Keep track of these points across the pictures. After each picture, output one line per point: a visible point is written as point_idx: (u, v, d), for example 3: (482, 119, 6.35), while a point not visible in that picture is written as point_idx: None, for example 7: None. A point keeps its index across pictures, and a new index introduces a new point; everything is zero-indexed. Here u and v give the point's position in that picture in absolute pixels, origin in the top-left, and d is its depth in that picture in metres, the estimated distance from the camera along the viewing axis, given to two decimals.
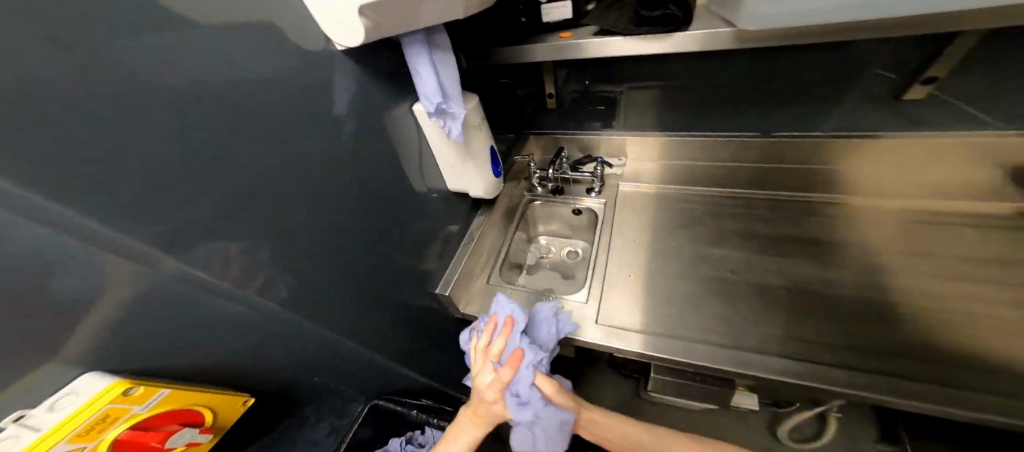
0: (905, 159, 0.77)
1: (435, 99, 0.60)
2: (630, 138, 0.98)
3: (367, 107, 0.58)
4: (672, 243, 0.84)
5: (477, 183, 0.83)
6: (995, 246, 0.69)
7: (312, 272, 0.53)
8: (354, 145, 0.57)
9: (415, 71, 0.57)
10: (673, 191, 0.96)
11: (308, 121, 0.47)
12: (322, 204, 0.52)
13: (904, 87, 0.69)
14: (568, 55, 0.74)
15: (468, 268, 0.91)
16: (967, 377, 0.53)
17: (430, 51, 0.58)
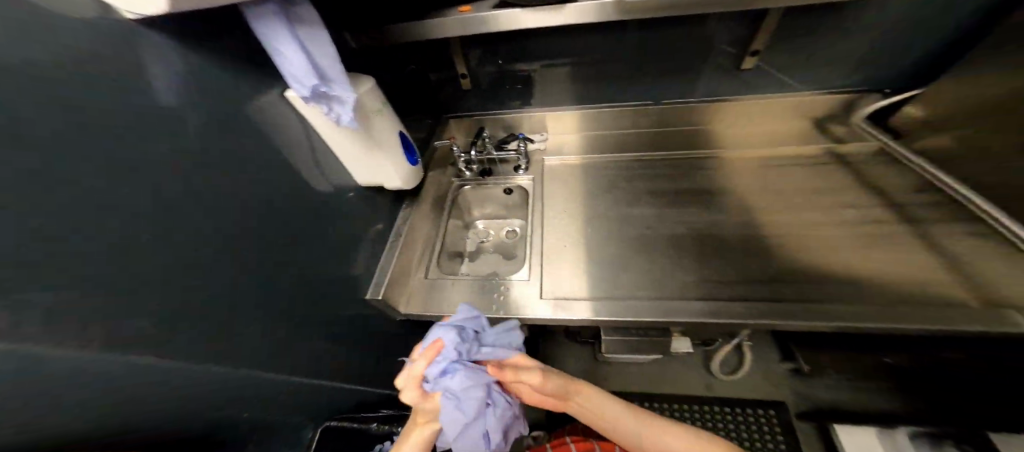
0: (756, 117, 0.99)
1: (311, 82, 0.41)
2: (547, 115, 1.08)
3: (214, 94, 0.43)
4: (595, 213, 0.93)
5: (393, 177, 0.62)
6: (827, 178, 0.90)
7: (194, 313, 0.41)
8: (212, 144, 0.43)
9: (274, 57, 0.39)
10: (599, 160, 1.07)
11: (126, 118, 0.34)
12: (186, 225, 0.40)
13: (739, 59, 0.89)
14: (468, 31, 0.68)
15: (403, 265, 0.86)
16: (821, 288, 0.70)
17: (291, 28, 0.40)
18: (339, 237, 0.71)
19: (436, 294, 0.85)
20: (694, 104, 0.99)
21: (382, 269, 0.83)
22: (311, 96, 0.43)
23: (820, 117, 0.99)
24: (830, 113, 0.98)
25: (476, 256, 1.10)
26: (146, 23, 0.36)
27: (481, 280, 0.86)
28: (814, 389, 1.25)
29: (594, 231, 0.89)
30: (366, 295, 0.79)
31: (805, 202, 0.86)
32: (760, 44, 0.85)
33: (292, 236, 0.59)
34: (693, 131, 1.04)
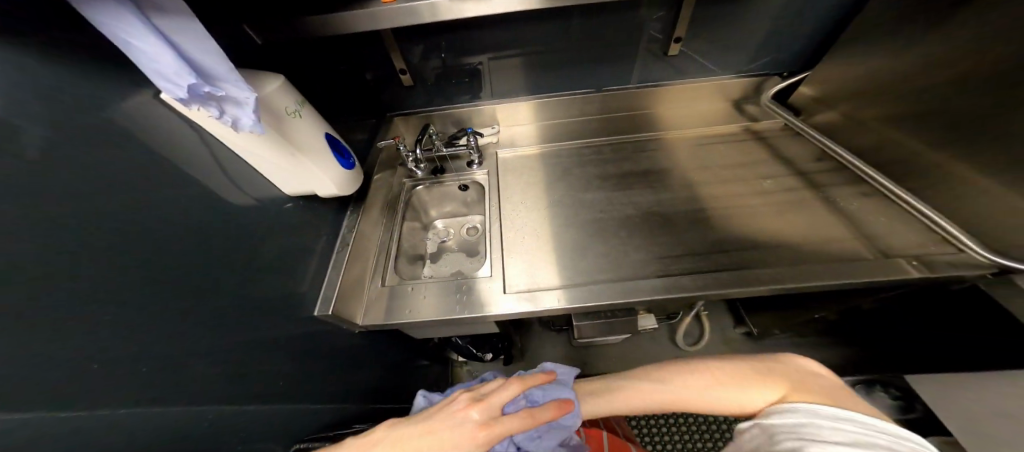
0: (688, 100, 1.05)
1: (189, 81, 0.37)
2: (497, 107, 1.07)
3: (66, 102, 0.37)
4: (551, 203, 0.93)
5: (324, 182, 0.58)
6: (754, 152, 0.96)
7: (93, 357, 0.36)
8: (85, 160, 0.38)
9: (131, 51, 0.34)
10: (554, 147, 1.07)
11: None
12: (68, 259, 0.35)
13: (666, 46, 0.92)
14: (394, 23, 0.65)
15: (353, 276, 0.82)
16: (759, 254, 0.74)
17: (146, 19, 0.35)
18: (277, 251, 0.66)
19: (396, 302, 0.83)
20: (635, 89, 1.02)
21: (330, 283, 0.78)
22: (194, 99, 0.38)
23: (736, 99, 1.06)
24: (744, 96, 1.06)
25: (438, 256, 1.07)
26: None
27: (446, 281, 0.84)
28: (770, 347, 1.35)
29: (549, 221, 0.89)
30: (315, 312, 0.74)
31: (740, 175, 0.91)
32: (681, 30, 0.88)
33: (219, 258, 0.54)
34: (641, 114, 1.08)
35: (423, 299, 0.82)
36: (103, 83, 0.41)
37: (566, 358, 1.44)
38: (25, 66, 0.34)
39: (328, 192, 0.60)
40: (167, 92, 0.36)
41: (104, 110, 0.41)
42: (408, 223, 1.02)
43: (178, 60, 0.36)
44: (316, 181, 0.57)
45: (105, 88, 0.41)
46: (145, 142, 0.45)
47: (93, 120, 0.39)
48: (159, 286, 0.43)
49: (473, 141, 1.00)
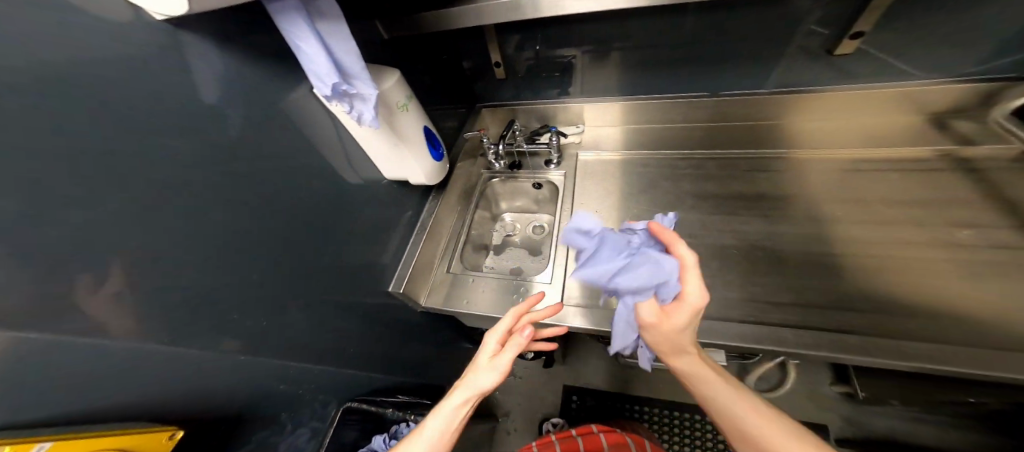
0: (850, 110, 0.87)
1: (332, 80, 0.40)
2: (588, 106, 1.02)
3: (245, 91, 0.46)
4: (630, 215, 0.87)
5: (416, 172, 0.61)
6: (915, 187, 0.78)
7: (211, 300, 0.44)
8: (244, 139, 0.46)
9: (295, 48, 0.38)
10: (639, 156, 0.99)
11: (157, 120, 0.36)
12: (211, 220, 0.42)
13: (836, 43, 0.77)
14: (495, 18, 0.67)
15: (425, 258, 0.87)
16: (887, 320, 0.61)
17: (311, 19, 0.38)
18: (367, 225, 0.72)
19: (457, 290, 0.85)
20: (767, 96, 0.88)
21: (405, 262, 0.84)
22: (333, 94, 0.41)
23: (943, 112, 0.83)
24: (961, 108, 0.82)
25: (502, 250, 1.08)
26: (173, 24, 0.37)
27: (503, 279, 0.85)
28: (868, 421, 1.13)
29: (626, 234, 0.84)
30: (388, 287, 0.80)
31: (870, 216, 0.76)
32: (865, 24, 0.71)
33: (317, 229, 0.61)
34: (761, 126, 0.93)
35: (481, 292, 0.84)
36: (264, 70, 0.48)
37: (613, 375, 1.38)
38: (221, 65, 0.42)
39: (418, 181, 0.63)
40: (316, 86, 0.40)
41: (260, 94, 0.48)
42: (480, 212, 1.04)
43: (328, 60, 0.39)
44: (408, 170, 0.60)
45: (264, 75, 0.48)
46: (284, 123, 0.52)
47: (251, 105, 0.46)
48: (259, 245, 0.50)
49: (555, 142, 0.98)
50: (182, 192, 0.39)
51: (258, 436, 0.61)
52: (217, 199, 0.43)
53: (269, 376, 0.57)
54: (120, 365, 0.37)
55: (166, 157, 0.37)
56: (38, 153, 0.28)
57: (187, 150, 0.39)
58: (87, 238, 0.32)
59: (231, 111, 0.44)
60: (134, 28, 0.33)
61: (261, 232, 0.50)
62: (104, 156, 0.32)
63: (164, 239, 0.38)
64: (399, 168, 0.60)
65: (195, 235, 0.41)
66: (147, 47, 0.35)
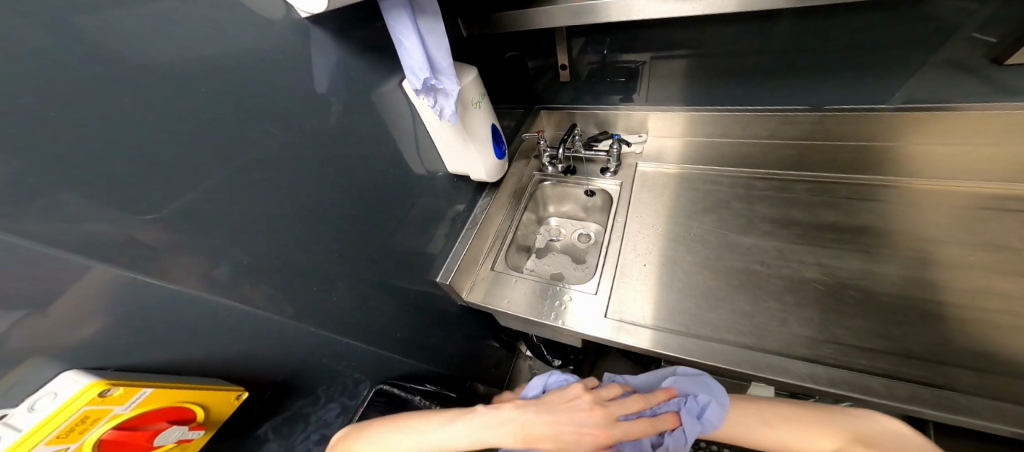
0: (984, 136, 0.72)
1: (424, 76, 0.41)
2: (652, 115, 0.99)
3: (342, 82, 0.50)
4: (688, 232, 0.83)
5: (478, 168, 0.61)
6: None
7: (281, 267, 0.48)
8: (330, 127, 0.50)
9: (397, 42, 0.40)
10: (708, 172, 0.95)
11: (265, 103, 0.41)
12: (291, 196, 0.47)
13: (1004, 52, 0.63)
14: (580, 20, 0.67)
15: (473, 253, 0.87)
16: (984, 380, 0.53)
17: (414, 16, 0.40)
18: (422, 216, 0.75)
19: (498, 289, 0.84)
20: (892, 112, 0.76)
21: (454, 255, 0.86)
22: (422, 89, 0.43)
23: None
24: None
25: (545, 253, 1.06)
26: (295, 17, 0.42)
27: (543, 282, 0.84)
28: None
29: (685, 253, 0.79)
30: (436, 277, 0.83)
31: (977, 260, 0.67)
32: None
33: (379, 215, 0.64)
34: (853, 147, 0.83)
35: (521, 294, 0.83)
36: (358, 64, 0.53)
37: None
38: (323, 55, 0.47)
39: (478, 176, 0.62)
40: (408, 78, 0.42)
41: (350, 84, 0.52)
42: (528, 214, 1.03)
43: (423, 56, 0.41)
44: (474, 166, 0.60)
45: (357, 67, 0.52)
46: (366, 113, 0.56)
47: (340, 92, 0.51)
48: (327, 223, 0.54)
49: (614, 151, 0.95)
50: (272, 165, 0.43)
51: (295, 404, 0.64)
52: (300, 178, 0.47)
53: (316, 347, 0.60)
54: (205, 314, 0.42)
55: (263, 133, 0.41)
56: (172, 117, 0.33)
57: (283, 129, 0.43)
58: (198, 197, 0.36)
59: (325, 98, 0.49)
60: (264, 20, 0.39)
61: (332, 210, 0.54)
62: (220, 125, 0.37)
63: (254, 205, 0.42)
64: (465, 162, 0.60)
65: (278, 205, 0.45)
66: (271, 37, 0.40)
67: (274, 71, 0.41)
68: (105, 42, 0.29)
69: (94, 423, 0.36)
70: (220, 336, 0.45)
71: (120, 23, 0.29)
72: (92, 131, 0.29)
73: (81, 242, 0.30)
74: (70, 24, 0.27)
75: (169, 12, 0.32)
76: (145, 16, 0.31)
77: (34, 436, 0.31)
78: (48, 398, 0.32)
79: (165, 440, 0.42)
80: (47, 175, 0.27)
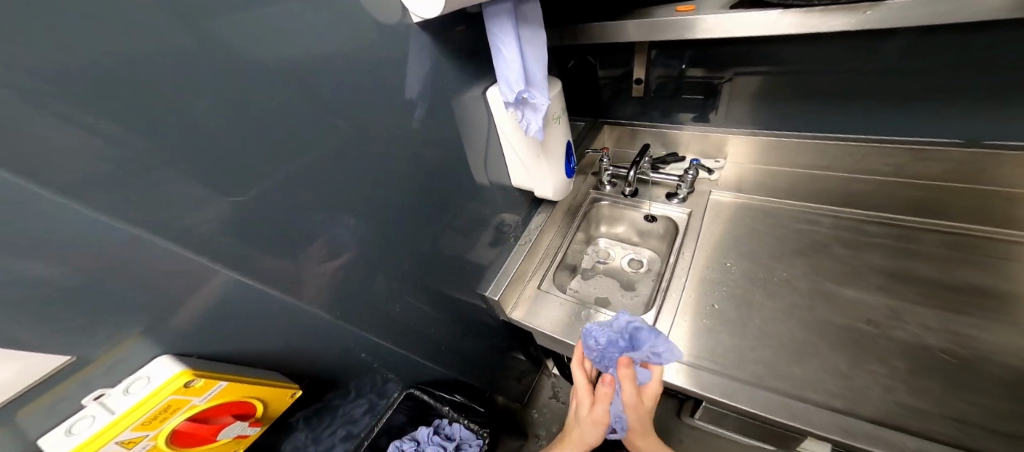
0: None
1: (519, 88, 0.39)
2: (733, 138, 0.94)
3: (438, 92, 0.52)
4: (772, 275, 0.77)
5: (545, 187, 0.57)
6: None
7: (348, 259, 0.49)
8: (417, 133, 0.51)
9: (496, 51, 0.38)
10: (800, 211, 0.88)
11: (362, 107, 0.42)
12: (365, 196, 0.47)
13: None
14: (679, 35, 0.62)
15: (523, 269, 0.84)
16: None
17: (518, 26, 0.38)
18: (477, 226, 0.74)
19: (543, 308, 0.80)
20: None
21: (504, 272, 0.83)
22: (513, 101, 0.41)
23: None
24: None
25: (592, 275, 1.00)
26: (408, 24, 0.43)
27: (587, 306, 0.79)
28: None
29: (766, 298, 0.73)
30: (484, 290, 0.81)
31: None
32: None
33: (439, 221, 0.64)
34: (981, 193, 0.74)
35: (565, 317, 0.78)
36: (449, 73, 0.53)
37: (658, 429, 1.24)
38: (423, 63, 0.48)
39: (545, 196, 0.58)
40: (501, 89, 0.40)
41: (438, 92, 0.52)
42: (578, 234, 0.98)
43: (520, 68, 0.39)
44: (544, 185, 0.56)
45: (448, 77, 0.53)
46: (445, 124, 0.56)
47: (428, 98, 0.51)
48: (394, 226, 0.55)
49: (688, 178, 0.91)
50: (356, 167, 0.44)
51: (325, 400, 0.65)
52: (377, 182, 0.48)
53: (355, 345, 0.61)
54: (267, 299, 0.43)
55: (352, 133, 0.42)
56: (281, 111, 0.34)
57: (370, 131, 0.44)
58: (282, 193, 0.37)
59: (413, 105, 0.49)
60: (373, 23, 0.40)
61: (400, 214, 0.55)
62: (319, 125, 0.38)
63: (336, 202, 0.43)
64: (532, 177, 0.57)
65: (352, 206, 0.46)
66: (378, 40, 0.41)
67: (376, 78, 0.42)
68: (242, 31, 0.29)
69: (174, 412, 0.38)
70: (279, 323, 0.46)
71: (256, 14, 0.30)
72: (217, 115, 0.30)
73: (172, 228, 0.30)
74: (219, 12, 0.28)
75: (300, 18, 0.33)
76: (280, 11, 0.32)
77: (126, 418, 0.34)
78: (143, 381, 0.36)
79: (227, 433, 0.44)
80: (167, 163, 0.28)
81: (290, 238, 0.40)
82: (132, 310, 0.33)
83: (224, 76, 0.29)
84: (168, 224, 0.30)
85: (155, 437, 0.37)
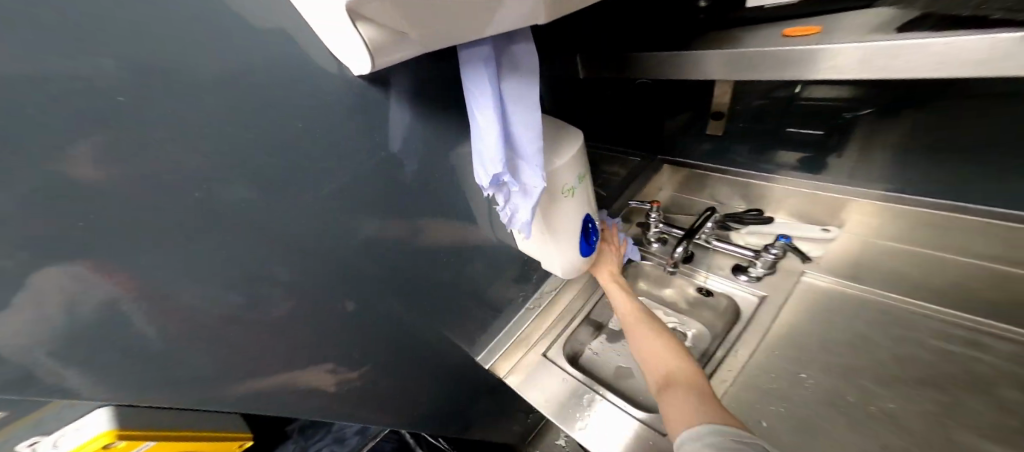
0: None
1: (497, 170, 0.29)
2: (856, 201, 0.73)
3: (426, 145, 0.44)
4: (869, 402, 0.55)
5: (554, 264, 0.45)
6: None
7: (313, 329, 0.44)
8: (401, 187, 0.44)
9: (470, 114, 0.28)
10: (939, 320, 0.62)
11: (318, 169, 0.36)
12: (331, 262, 0.42)
13: None
14: (784, 72, 0.41)
15: (528, 333, 0.73)
16: None
17: (501, 82, 0.28)
18: (483, 284, 0.65)
19: (543, 380, 0.67)
20: None
21: (505, 334, 0.74)
22: (492, 184, 0.31)
23: None
24: None
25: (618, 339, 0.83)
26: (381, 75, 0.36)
27: (591, 387, 0.65)
28: None
29: (854, 435, 0.52)
30: (479, 355, 0.73)
31: None
32: None
33: (436, 282, 0.56)
34: None
35: (564, 399, 0.64)
36: (440, 125, 0.45)
37: None
38: (404, 114, 0.40)
39: (555, 272, 0.46)
40: (476, 168, 0.30)
41: (426, 145, 0.44)
42: None
43: (499, 142, 0.28)
44: (551, 261, 0.44)
45: (439, 129, 0.45)
46: (436, 177, 0.48)
47: (414, 154, 0.44)
48: (374, 291, 0.48)
49: (767, 257, 0.72)
50: (314, 234, 0.38)
51: None
52: (346, 247, 0.42)
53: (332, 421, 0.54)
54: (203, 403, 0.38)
55: (313, 192, 0.37)
56: (210, 182, 0.29)
57: (335, 186, 0.38)
58: (208, 277, 0.32)
59: (395, 160, 0.42)
60: (338, 79, 0.34)
61: (382, 278, 0.48)
62: (256, 193, 0.32)
63: (287, 272, 0.38)
64: (538, 250, 0.45)
65: (314, 275, 0.41)
66: (346, 95, 0.35)
67: (337, 138, 0.36)
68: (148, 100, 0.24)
69: None
70: None
71: (172, 80, 0.25)
72: (118, 201, 0.25)
73: None
74: (120, 87, 0.22)
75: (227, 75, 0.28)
76: (210, 74, 0.26)
77: None
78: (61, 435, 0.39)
79: None
80: None
81: (226, 324, 0.35)
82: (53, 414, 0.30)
83: (124, 155, 0.24)
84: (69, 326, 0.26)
85: None
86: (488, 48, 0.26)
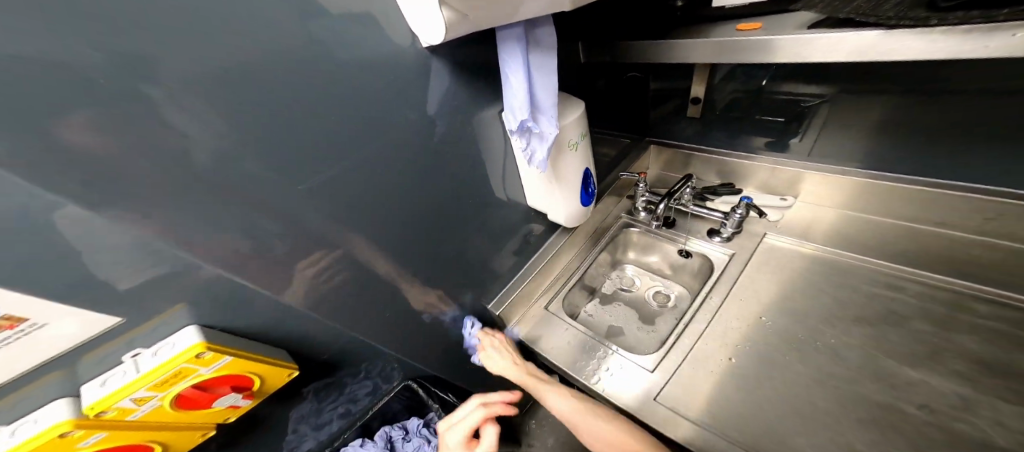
0: None
1: (522, 117, 0.39)
2: (808, 173, 0.86)
3: (455, 111, 0.54)
4: (815, 338, 0.67)
5: (558, 211, 0.55)
6: None
7: (362, 261, 0.53)
8: (434, 145, 0.54)
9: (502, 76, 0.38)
10: (878, 270, 0.74)
11: (375, 123, 0.45)
12: (380, 204, 0.51)
13: None
14: (746, 56, 0.53)
15: (531, 288, 0.84)
16: None
17: (527, 52, 0.38)
18: (494, 240, 0.74)
19: (548, 327, 0.78)
20: None
21: (512, 286, 0.83)
22: (517, 129, 0.41)
23: None
24: None
25: (610, 301, 0.93)
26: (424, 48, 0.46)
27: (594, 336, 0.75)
28: None
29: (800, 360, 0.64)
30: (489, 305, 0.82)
31: None
32: None
33: (456, 234, 0.66)
34: None
35: (565, 343, 0.75)
36: (467, 94, 0.55)
37: None
38: (440, 83, 0.50)
39: (559, 219, 0.56)
40: (506, 116, 0.40)
41: (456, 111, 0.54)
42: (604, 257, 0.93)
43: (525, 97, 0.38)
44: (556, 208, 0.54)
45: (466, 97, 0.55)
46: (462, 140, 0.58)
47: (444, 116, 0.53)
48: (410, 235, 0.57)
49: (734, 217, 0.84)
50: (370, 177, 0.48)
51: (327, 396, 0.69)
52: (391, 192, 0.51)
53: (365, 351, 0.64)
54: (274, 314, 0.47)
55: (370, 141, 0.46)
56: (303, 124, 0.38)
57: (385, 138, 0.47)
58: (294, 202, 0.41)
59: (431, 120, 0.51)
60: (395, 47, 0.43)
61: (416, 223, 0.57)
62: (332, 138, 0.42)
63: (347, 209, 0.47)
64: (546, 200, 0.55)
65: (366, 213, 0.50)
66: (400, 62, 0.44)
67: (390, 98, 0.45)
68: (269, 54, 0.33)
69: (183, 378, 0.40)
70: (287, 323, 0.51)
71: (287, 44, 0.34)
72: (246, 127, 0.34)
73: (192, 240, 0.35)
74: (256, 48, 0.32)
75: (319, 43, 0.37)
76: (310, 38, 0.36)
77: (142, 382, 0.37)
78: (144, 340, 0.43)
79: (221, 402, 0.47)
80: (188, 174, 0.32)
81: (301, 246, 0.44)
82: (173, 308, 0.38)
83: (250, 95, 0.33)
84: (188, 222, 0.34)
85: (164, 397, 0.41)
86: (519, 26, 0.36)
